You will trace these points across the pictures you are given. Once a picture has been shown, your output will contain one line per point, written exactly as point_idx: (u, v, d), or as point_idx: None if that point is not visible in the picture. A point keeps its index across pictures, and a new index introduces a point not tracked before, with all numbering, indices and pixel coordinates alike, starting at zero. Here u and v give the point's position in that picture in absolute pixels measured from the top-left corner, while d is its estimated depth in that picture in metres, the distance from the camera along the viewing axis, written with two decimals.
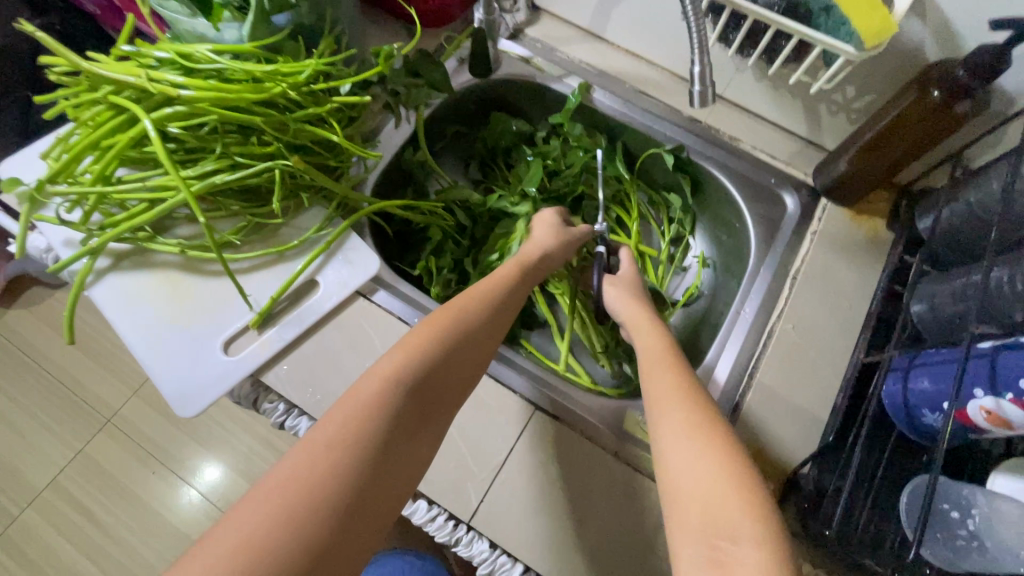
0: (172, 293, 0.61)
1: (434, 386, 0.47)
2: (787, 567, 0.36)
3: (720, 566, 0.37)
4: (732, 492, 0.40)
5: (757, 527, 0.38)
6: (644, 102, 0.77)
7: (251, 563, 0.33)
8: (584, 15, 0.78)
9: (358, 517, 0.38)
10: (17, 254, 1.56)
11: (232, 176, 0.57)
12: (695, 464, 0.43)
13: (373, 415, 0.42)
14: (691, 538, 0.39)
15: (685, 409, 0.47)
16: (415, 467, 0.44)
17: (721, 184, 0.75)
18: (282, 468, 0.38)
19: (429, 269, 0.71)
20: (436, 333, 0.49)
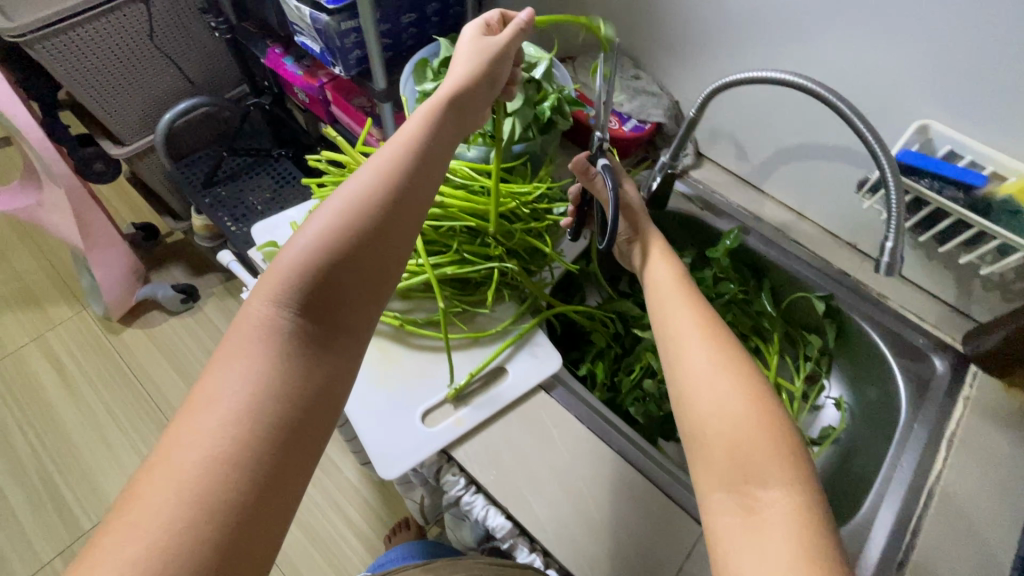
0: (383, 360, 0.70)
1: (336, 297, 0.48)
2: (807, 501, 0.45)
3: (749, 509, 0.46)
4: (759, 438, 0.48)
5: (784, 472, 0.46)
6: (795, 248, 0.86)
7: (192, 518, 0.37)
8: (746, 166, 0.89)
9: (292, 438, 0.43)
10: (152, 280, 1.72)
11: (464, 270, 0.68)
12: (726, 408, 0.50)
13: (263, 353, 0.44)
14: (720, 483, 0.48)
15: (717, 360, 0.53)
16: (334, 378, 0.47)
17: (868, 336, 0.79)
18: (187, 425, 0.40)
19: (595, 370, 0.76)
20: (315, 242, 0.47)
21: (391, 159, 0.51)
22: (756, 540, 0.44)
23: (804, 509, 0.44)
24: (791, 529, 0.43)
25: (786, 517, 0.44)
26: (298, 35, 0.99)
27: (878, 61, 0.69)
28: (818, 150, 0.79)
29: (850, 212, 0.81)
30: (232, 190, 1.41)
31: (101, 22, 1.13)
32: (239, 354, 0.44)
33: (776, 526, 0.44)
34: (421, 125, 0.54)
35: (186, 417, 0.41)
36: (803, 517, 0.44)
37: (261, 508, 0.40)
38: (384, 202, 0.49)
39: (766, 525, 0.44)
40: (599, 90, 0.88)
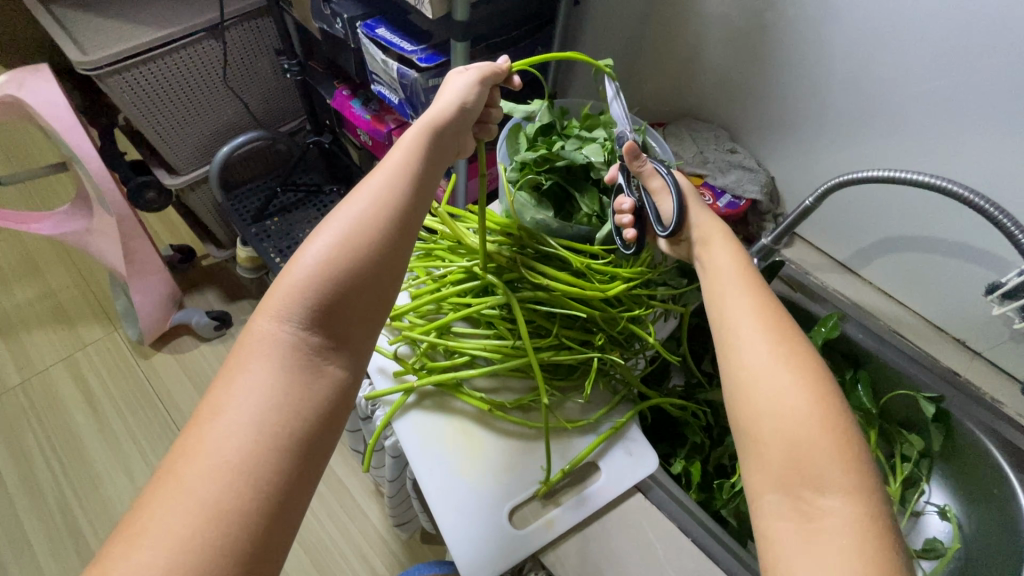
0: (466, 445, 0.64)
1: (339, 310, 0.49)
2: (873, 515, 0.41)
3: (806, 516, 0.42)
4: (819, 440, 0.44)
5: (849, 481, 0.42)
6: (899, 342, 0.80)
7: (207, 535, 0.37)
8: (844, 249, 0.86)
9: (302, 443, 0.44)
10: (188, 305, 1.68)
11: (563, 355, 0.64)
12: (786, 397, 0.46)
13: (270, 368, 0.45)
14: (775, 484, 0.45)
15: (776, 349, 0.49)
16: (337, 389, 0.48)
17: (978, 444, 0.74)
18: (194, 442, 0.41)
19: (690, 469, 0.71)
20: (319, 261, 0.48)
21: (391, 183, 0.53)
22: (813, 549, 0.41)
23: (870, 520, 0.41)
24: (853, 541, 0.40)
25: (848, 529, 0.41)
26: (376, 84, 0.97)
27: (1003, 163, 0.66)
28: (934, 245, 0.75)
29: (960, 309, 0.77)
30: (281, 226, 1.38)
31: (173, 57, 1.12)
32: (242, 370, 0.45)
33: (837, 537, 0.40)
34: (413, 146, 0.56)
35: (192, 434, 0.42)
36: (867, 528, 0.41)
37: (272, 521, 0.40)
38: (387, 217, 0.51)
39: (825, 533, 0.41)
40: (691, 161, 0.86)
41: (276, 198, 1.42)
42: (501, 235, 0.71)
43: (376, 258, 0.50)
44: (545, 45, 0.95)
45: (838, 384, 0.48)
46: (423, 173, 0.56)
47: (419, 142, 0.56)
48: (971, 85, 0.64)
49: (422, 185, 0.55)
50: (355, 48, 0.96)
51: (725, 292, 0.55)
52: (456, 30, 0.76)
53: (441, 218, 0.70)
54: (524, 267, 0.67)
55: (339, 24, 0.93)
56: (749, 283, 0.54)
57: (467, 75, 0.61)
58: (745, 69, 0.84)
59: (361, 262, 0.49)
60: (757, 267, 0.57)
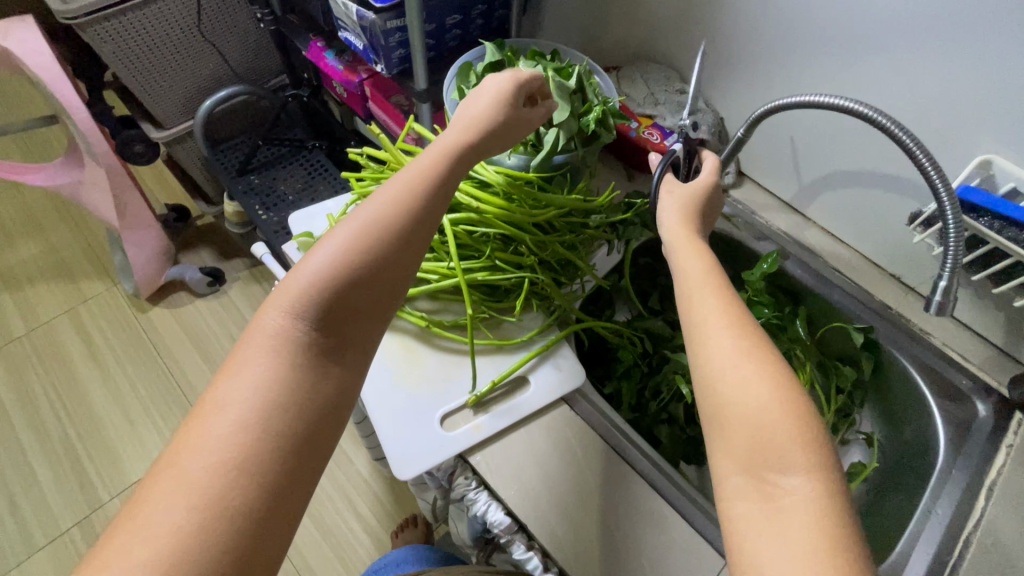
0: (406, 358, 0.68)
1: (348, 309, 0.50)
2: (832, 493, 0.42)
3: (768, 496, 0.43)
4: (781, 426, 0.44)
5: (810, 461, 0.43)
6: (837, 278, 0.83)
7: (207, 517, 0.40)
8: (791, 189, 0.88)
9: (304, 436, 0.45)
10: (182, 260, 1.75)
11: (494, 276, 0.68)
12: (751, 386, 0.46)
13: (278, 363, 0.47)
14: (738, 466, 0.44)
15: (741, 337, 0.48)
16: (339, 389, 0.49)
17: (904, 372, 0.77)
18: (202, 428, 0.43)
19: (622, 389, 0.75)
20: (332, 260, 0.49)
21: (402, 195, 0.52)
22: (774, 529, 0.41)
23: (828, 494, 0.41)
24: (813, 520, 0.40)
25: (810, 507, 0.41)
26: (342, 30, 1.00)
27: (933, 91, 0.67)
28: (870, 181, 0.77)
29: (896, 244, 0.79)
30: (264, 180, 1.43)
31: (153, 9, 1.15)
32: (253, 362, 0.47)
33: (797, 517, 0.41)
34: (438, 151, 0.56)
35: (202, 420, 0.44)
36: (826, 504, 0.41)
37: (269, 506, 0.42)
38: (405, 218, 0.52)
39: (787, 512, 0.41)
40: (641, 102, 0.88)
41: (258, 151, 1.46)
42: None
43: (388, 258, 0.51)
44: None
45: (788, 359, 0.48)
46: (437, 180, 0.55)
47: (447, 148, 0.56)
48: (902, 12, 0.65)
49: (433, 198, 0.54)
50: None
51: (694, 279, 0.54)
52: None
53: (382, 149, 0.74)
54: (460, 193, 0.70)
55: None
56: (711, 269, 0.54)
57: (501, 80, 0.61)
58: (695, 10, 0.85)
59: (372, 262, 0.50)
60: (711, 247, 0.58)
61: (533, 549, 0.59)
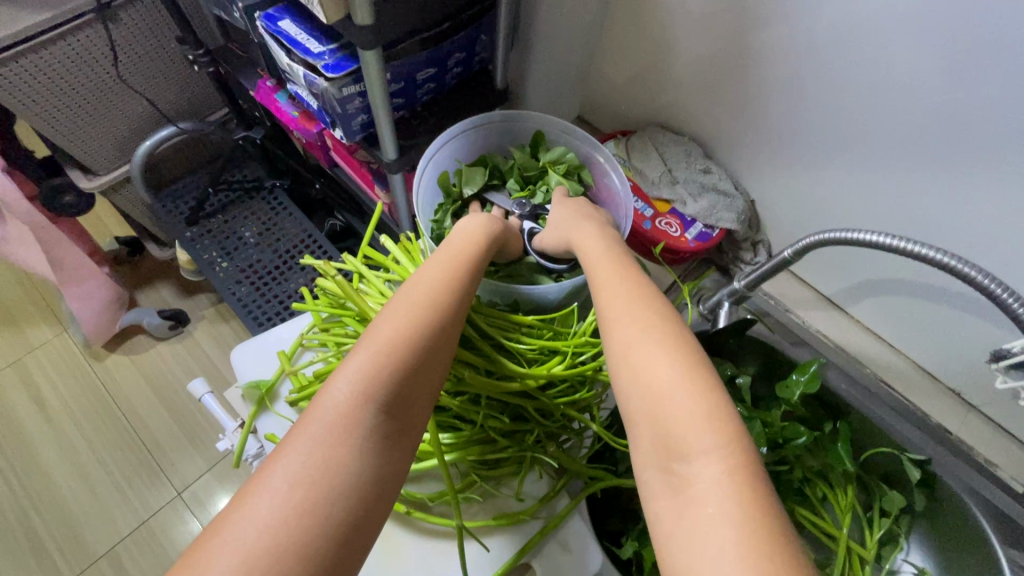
0: (380, 552, 0.55)
1: (412, 384, 0.45)
2: (745, 474, 0.34)
3: (677, 489, 0.35)
4: (687, 407, 0.38)
5: (714, 435, 0.36)
6: (887, 394, 0.72)
7: None
8: (832, 285, 0.75)
9: (360, 524, 0.39)
10: (138, 305, 1.58)
11: (488, 456, 0.54)
12: (650, 365, 0.41)
13: (340, 440, 0.40)
14: (648, 460, 0.38)
15: (642, 320, 0.44)
16: (397, 480, 0.43)
17: (965, 512, 0.66)
18: (247, 506, 0.37)
19: (640, 548, 0.62)
20: (400, 327, 0.46)
21: (452, 270, 0.52)
22: (689, 520, 0.33)
23: (739, 473, 0.34)
24: (720, 507, 0.33)
25: (714, 494, 0.33)
26: (291, 84, 0.82)
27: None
28: (940, 296, 0.64)
29: (958, 361, 0.68)
30: (218, 229, 1.26)
31: (61, 45, 0.95)
32: (310, 434, 0.41)
33: (706, 504, 0.33)
34: (482, 234, 0.56)
35: (253, 496, 0.37)
36: (740, 483, 0.34)
37: None
38: (458, 293, 0.50)
39: (695, 502, 0.34)
40: (657, 183, 0.73)
41: (211, 196, 1.28)
42: None
43: (447, 333, 0.48)
44: (489, 33, 0.79)
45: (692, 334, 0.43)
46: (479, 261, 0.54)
47: (484, 231, 0.57)
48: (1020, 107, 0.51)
49: (475, 275, 0.53)
50: (261, 41, 0.81)
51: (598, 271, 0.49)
52: (362, 36, 0.61)
53: (338, 277, 0.59)
54: None
55: (238, 14, 0.77)
56: (609, 257, 0.51)
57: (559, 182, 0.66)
58: None
59: (436, 333, 0.47)
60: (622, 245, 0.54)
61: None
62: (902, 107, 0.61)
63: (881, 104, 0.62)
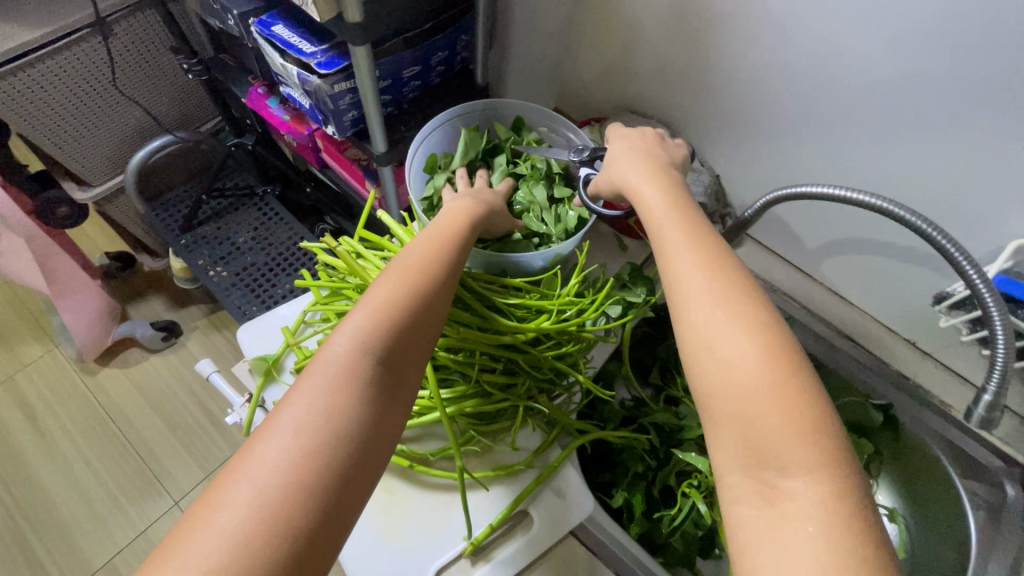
0: (389, 505, 0.59)
1: (407, 343, 0.49)
2: (840, 490, 0.37)
3: (770, 499, 0.38)
4: (774, 412, 0.40)
5: (811, 455, 0.38)
6: (851, 347, 0.77)
7: (263, 546, 0.37)
8: (794, 250, 0.81)
9: (361, 466, 0.43)
10: (130, 318, 1.59)
11: (484, 407, 0.59)
12: (739, 365, 0.41)
13: (340, 390, 0.44)
14: (735, 464, 0.40)
15: (727, 314, 0.44)
16: (394, 429, 0.47)
17: (928, 451, 0.73)
18: (260, 449, 0.41)
19: (631, 498, 0.67)
20: (396, 290, 0.49)
21: (444, 238, 0.55)
22: (778, 532, 0.37)
23: (838, 497, 0.37)
24: (820, 525, 0.36)
25: (815, 512, 0.36)
26: (284, 86, 0.87)
27: (975, 153, 0.62)
28: (888, 249, 0.70)
29: (912, 311, 0.74)
30: (211, 235, 1.29)
31: (57, 60, 0.99)
32: (313, 386, 0.44)
33: (801, 520, 0.36)
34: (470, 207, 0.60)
35: (263, 439, 0.41)
36: (840, 502, 0.36)
37: (319, 538, 0.39)
38: (448, 259, 0.54)
39: (791, 520, 0.37)
40: None
41: (204, 204, 1.31)
42: None
43: (439, 296, 0.52)
44: (469, 32, 0.85)
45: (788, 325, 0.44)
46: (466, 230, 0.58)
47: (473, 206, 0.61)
48: (966, 74, 0.59)
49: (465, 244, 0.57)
50: (255, 46, 0.86)
51: (673, 251, 0.48)
52: (352, 33, 0.66)
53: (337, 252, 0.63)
54: None
55: (231, 20, 0.82)
56: (694, 240, 0.48)
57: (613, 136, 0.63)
58: None
59: (428, 295, 0.50)
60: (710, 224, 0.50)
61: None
62: (845, 82, 0.67)
63: (828, 81, 0.68)
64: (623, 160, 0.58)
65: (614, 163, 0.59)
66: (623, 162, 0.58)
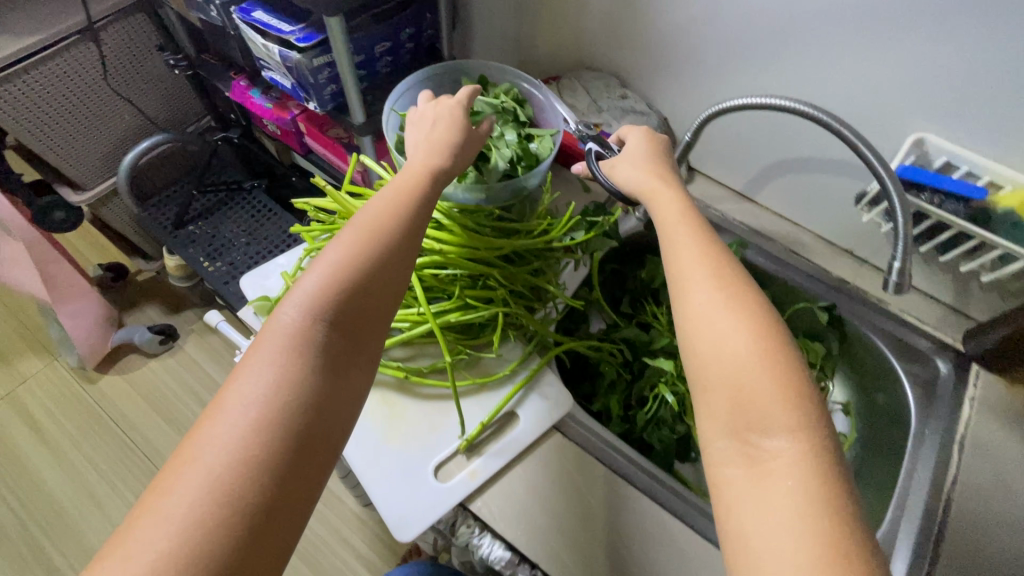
0: (390, 415, 0.66)
1: (355, 310, 0.49)
2: (817, 455, 0.39)
3: (752, 460, 0.40)
4: (763, 385, 0.42)
5: (794, 421, 0.40)
6: (796, 260, 0.85)
7: (214, 514, 0.39)
8: (739, 179, 0.90)
9: (313, 433, 0.44)
10: (127, 323, 1.64)
11: (467, 317, 0.66)
12: (733, 344, 0.44)
13: (290, 363, 0.45)
14: (723, 430, 0.42)
15: (721, 294, 0.46)
16: (351, 400, 0.48)
17: (869, 342, 0.81)
18: (213, 423, 0.42)
19: (608, 403, 0.76)
20: (341, 258, 0.49)
21: (394, 200, 0.55)
22: (760, 491, 0.38)
23: (815, 455, 0.39)
24: (797, 483, 0.38)
25: (793, 472, 0.38)
26: (266, 70, 0.95)
27: None
28: (814, 163, 0.80)
29: (844, 222, 0.83)
30: (203, 229, 1.35)
31: (50, 65, 1.05)
32: (263, 359, 0.46)
33: (782, 478, 0.38)
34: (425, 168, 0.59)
35: (221, 415, 0.43)
36: (815, 465, 0.38)
37: (274, 504, 0.41)
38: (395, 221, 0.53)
39: (772, 478, 0.39)
40: (587, 111, 0.88)
41: (195, 200, 1.38)
42: None
43: (387, 258, 0.51)
44: (432, 10, 0.94)
45: (775, 309, 0.46)
46: (419, 192, 0.57)
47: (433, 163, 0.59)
48: None
49: (419, 204, 0.56)
50: (237, 35, 0.94)
51: (677, 239, 0.51)
52: (325, 6, 0.74)
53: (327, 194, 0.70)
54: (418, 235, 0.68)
55: (215, 12, 0.90)
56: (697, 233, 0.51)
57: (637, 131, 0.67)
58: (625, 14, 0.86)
59: (374, 260, 0.50)
60: (708, 223, 0.53)
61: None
62: None
63: None
64: (630, 159, 0.63)
65: (622, 161, 0.63)
66: (625, 167, 0.62)
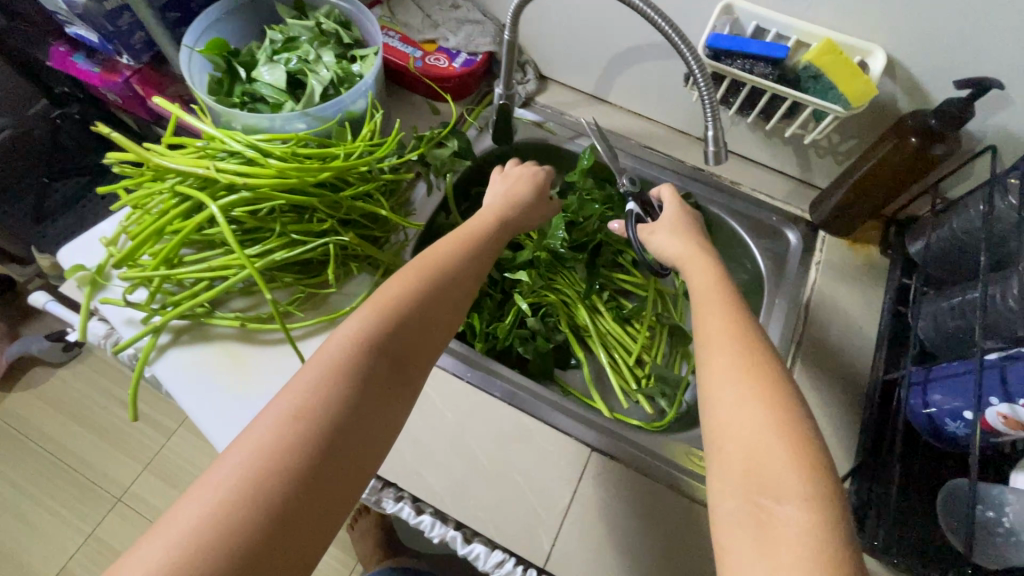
0: (234, 366, 0.64)
1: (404, 342, 0.48)
2: (832, 532, 0.34)
3: (761, 522, 0.36)
4: (777, 449, 0.38)
5: (805, 488, 0.36)
6: (651, 155, 0.85)
7: (224, 533, 0.34)
8: (588, 83, 0.89)
9: (340, 467, 0.40)
10: (22, 335, 1.48)
11: (292, 253, 0.62)
12: (751, 419, 0.40)
13: (336, 382, 0.43)
14: (731, 492, 0.38)
15: (742, 358, 0.43)
16: (382, 442, 0.44)
17: (725, 226, 0.82)
18: (251, 428, 0.40)
19: (474, 322, 0.76)
20: (399, 291, 0.49)
21: (451, 247, 0.56)
22: (766, 561, 0.34)
23: (823, 530, 0.34)
24: (810, 551, 0.33)
25: (801, 540, 0.34)
26: (67, 26, 0.86)
27: None
28: (647, 51, 0.79)
29: (691, 109, 0.82)
30: (69, 224, 1.29)
31: None
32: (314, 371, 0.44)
33: (790, 545, 0.34)
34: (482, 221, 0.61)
35: (252, 428, 0.40)
36: (827, 542, 0.34)
37: (279, 542, 0.36)
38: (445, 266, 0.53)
39: (780, 545, 0.34)
40: (421, 28, 0.83)
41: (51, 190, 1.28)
42: (204, 148, 0.65)
43: (436, 299, 0.51)
44: None
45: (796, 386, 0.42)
46: (468, 246, 0.57)
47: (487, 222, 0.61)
48: None
49: (468, 255, 0.57)
50: None
51: (702, 301, 0.50)
52: None
53: (119, 145, 0.62)
54: (222, 173, 0.62)
55: None
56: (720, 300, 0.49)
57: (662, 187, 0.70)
58: None
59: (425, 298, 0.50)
60: (736, 295, 0.50)
61: (422, 511, 0.60)
62: None
63: None
64: (667, 225, 0.63)
65: (653, 226, 0.64)
66: (662, 237, 0.62)
